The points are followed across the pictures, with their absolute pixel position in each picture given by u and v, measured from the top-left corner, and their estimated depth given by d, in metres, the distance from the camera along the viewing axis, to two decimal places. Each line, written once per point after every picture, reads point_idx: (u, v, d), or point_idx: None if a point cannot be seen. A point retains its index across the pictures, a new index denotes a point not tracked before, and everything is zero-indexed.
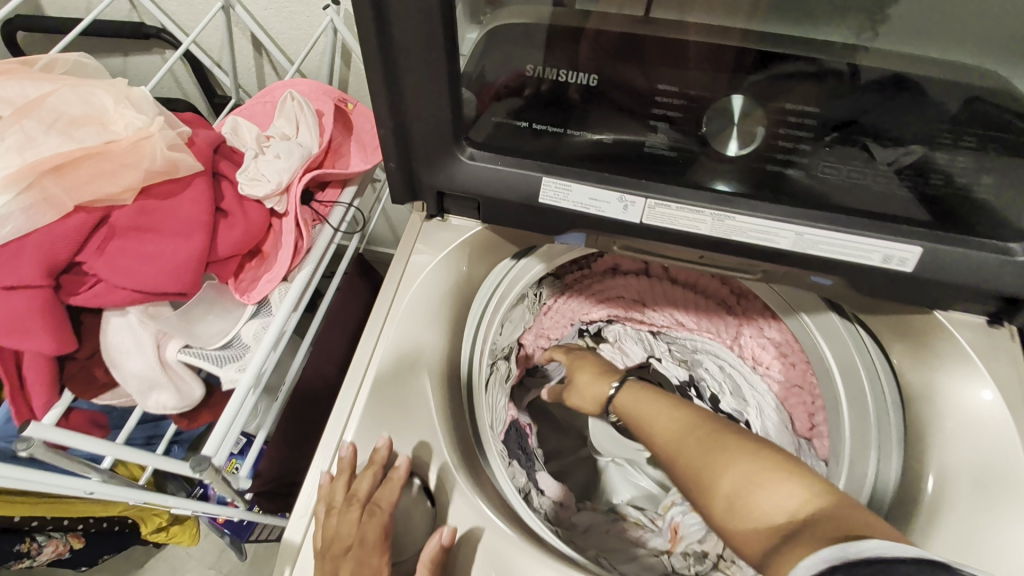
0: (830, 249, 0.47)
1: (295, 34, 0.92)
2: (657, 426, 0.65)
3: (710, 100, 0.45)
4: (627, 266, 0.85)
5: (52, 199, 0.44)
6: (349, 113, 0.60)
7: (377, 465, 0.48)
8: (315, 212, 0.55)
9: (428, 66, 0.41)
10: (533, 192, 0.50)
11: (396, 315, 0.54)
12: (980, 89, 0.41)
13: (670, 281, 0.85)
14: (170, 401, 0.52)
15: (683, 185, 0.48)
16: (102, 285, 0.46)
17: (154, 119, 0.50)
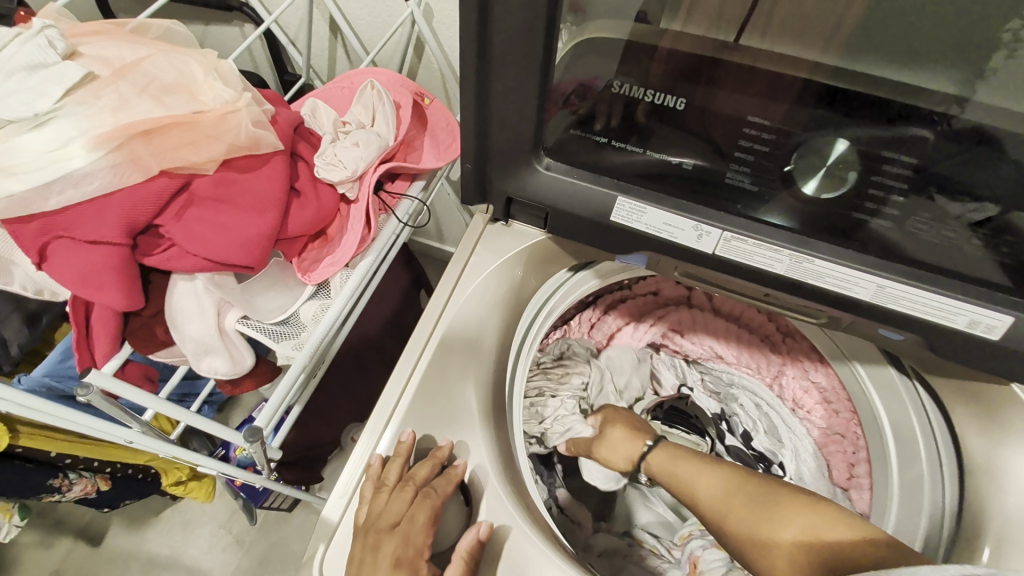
0: (912, 305, 0.45)
1: (373, 21, 0.94)
2: (703, 495, 0.57)
3: (806, 139, 0.42)
4: (668, 291, 0.79)
5: (139, 160, 0.45)
6: (425, 109, 0.61)
7: (438, 457, 0.48)
8: (382, 202, 0.56)
9: (522, 72, 0.40)
10: (605, 210, 0.49)
11: (452, 310, 0.54)
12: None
13: (712, 311, 0.79)
14: (222, 368, 0.54)
15: (763, 220, 0.46)
16: (176, 249, 0.47)
17: (242, 94, 0.51)
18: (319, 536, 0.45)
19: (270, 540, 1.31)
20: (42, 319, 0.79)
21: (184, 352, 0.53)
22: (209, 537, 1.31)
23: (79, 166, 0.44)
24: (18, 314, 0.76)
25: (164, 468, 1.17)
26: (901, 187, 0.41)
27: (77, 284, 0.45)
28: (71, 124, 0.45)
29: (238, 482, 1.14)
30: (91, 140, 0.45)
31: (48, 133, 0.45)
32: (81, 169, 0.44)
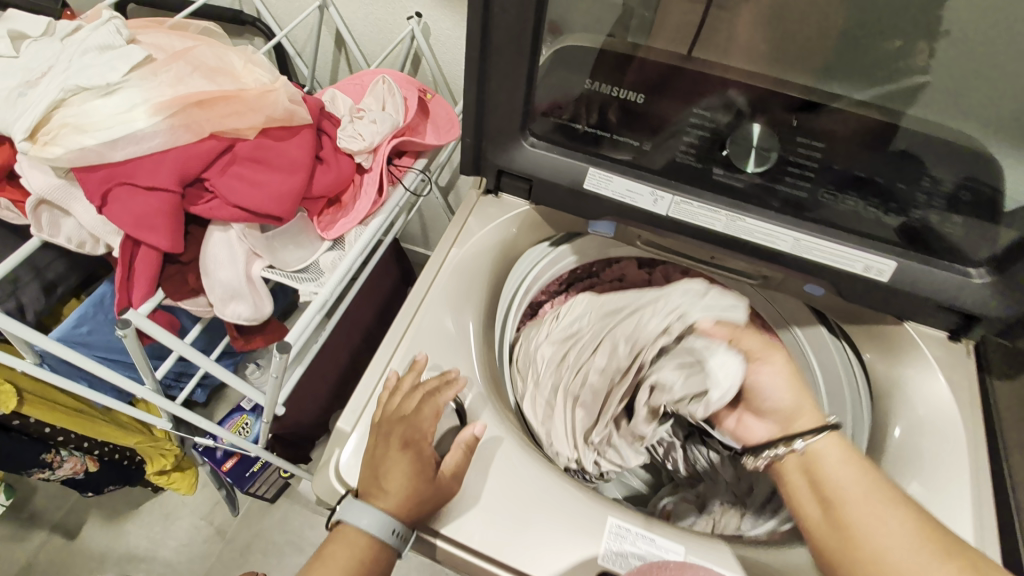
0: (821, 254, 0.56)
1: (377, 37, 1.05)
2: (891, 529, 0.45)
3: (735, 127, 0.54)
4: (632, 276, 0.78)
5: (192, 124, 0.54)
6: (428, 102, 0.71)
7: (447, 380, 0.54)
8: (391, 175, 0.65)
9: (514, 62, 0.52)
10: (579, 178, 0.60)
11: (448, 268, 0.63)
12: (954, 139, 0.49)
13: None
14: (245, 312, 0.61)
15: (705, 186, 0.58)
16: (218, 200, 0.55)
17: (278, 78, 0.61)
18: (335, 444, 0.52)
19: (252, 530, 1.32)
20: (58, 289, 0.85)
21: (212, 297, 0.60)
22: (189, 529, 1.32)
23: (143, 126, 0.53)
24: (36, 282, 0.81)
25: (150, 455, 1.19)
26: (807, 158, 0.53)
27: (132, 225, 0.52)
28: (136, 93, 0.54)
29: (225, 466, 1.18)
30: (153, 106, 0.53)
31: (116, 99, 0.54)
32: (143, 129, 0.53)
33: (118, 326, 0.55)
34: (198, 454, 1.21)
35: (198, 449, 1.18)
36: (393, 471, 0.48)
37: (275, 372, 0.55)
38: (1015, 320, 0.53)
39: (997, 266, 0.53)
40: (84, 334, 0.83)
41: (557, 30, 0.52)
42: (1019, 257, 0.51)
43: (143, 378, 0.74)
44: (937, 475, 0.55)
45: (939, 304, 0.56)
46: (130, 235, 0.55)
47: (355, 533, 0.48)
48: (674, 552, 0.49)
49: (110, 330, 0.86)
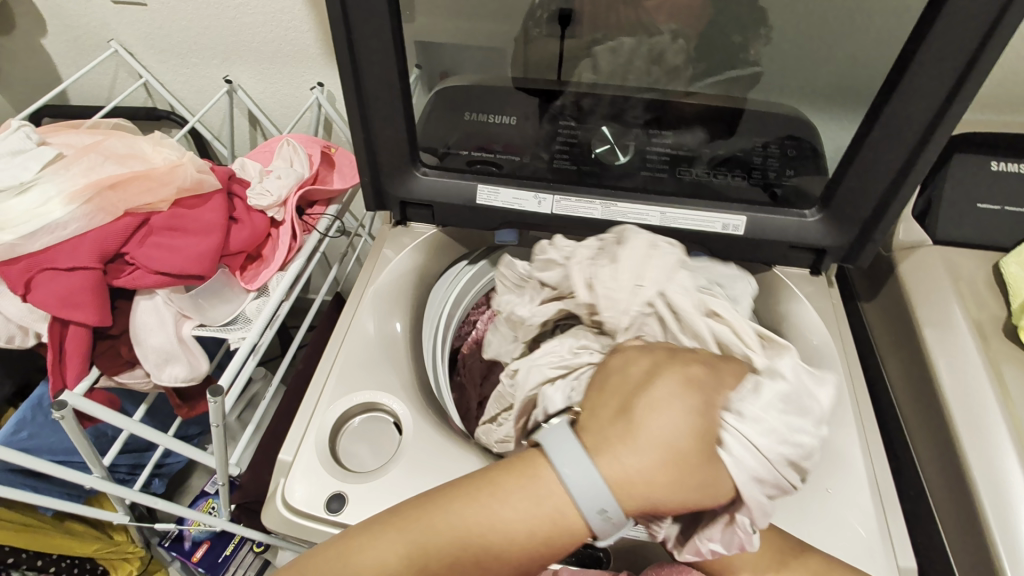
0: (686, 222, 0.66)
1: (286, 110, 1.14)
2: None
3: (590, 132, 0.65)
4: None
5: (106, 206, 0.59)
6: (333, 156, 0.78)
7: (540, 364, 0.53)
8: (305, 224, 0.71)
9: (389, 104, 0.60)
10: (472, 196, 0.68)
11: (368, 297, 0.68)
12: (770, 107, 0.61)
13: None
14: (181, 373, 0.63)
15: (581, 185, 0.67)
16: (139, 270, 0.60)
17: (185, 154, 0.66)
18: (279, 474, 0.55)
19: None
20: None
21: (146, 365, 0.62)
22: None
23: (59, 216, 0.57)
24: None
25: (113, 563, 1.14)
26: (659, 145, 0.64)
27: (57, 306, 0.56)
28: (50, 188, 0.59)
29: (195, 556, 1.13)
30: (67, 196, 0.58)
31: (31, 196, 0.58)
32: (59, 218, 0.57)
33: (53, 408, 0.56)
34: (163, 551, 1.16)
35: (164, 544, 1.14)
36: (661, 411, 0.39)
37: (214, 419, 0.57)
38: (850, 243, 0.64)
39: (824, 202, 0.63)
40: (24, 439, 0.82)
41: (446, 76, 0.65)
42: (836, 189, 0.61)
43: (89, 466, 0.74)
44: None
45: (790, 244, 0.66)
46: (56, 317, 0.57)
47: (559, 492, 0.39)
48: None
49: (52, 432, 0.85)
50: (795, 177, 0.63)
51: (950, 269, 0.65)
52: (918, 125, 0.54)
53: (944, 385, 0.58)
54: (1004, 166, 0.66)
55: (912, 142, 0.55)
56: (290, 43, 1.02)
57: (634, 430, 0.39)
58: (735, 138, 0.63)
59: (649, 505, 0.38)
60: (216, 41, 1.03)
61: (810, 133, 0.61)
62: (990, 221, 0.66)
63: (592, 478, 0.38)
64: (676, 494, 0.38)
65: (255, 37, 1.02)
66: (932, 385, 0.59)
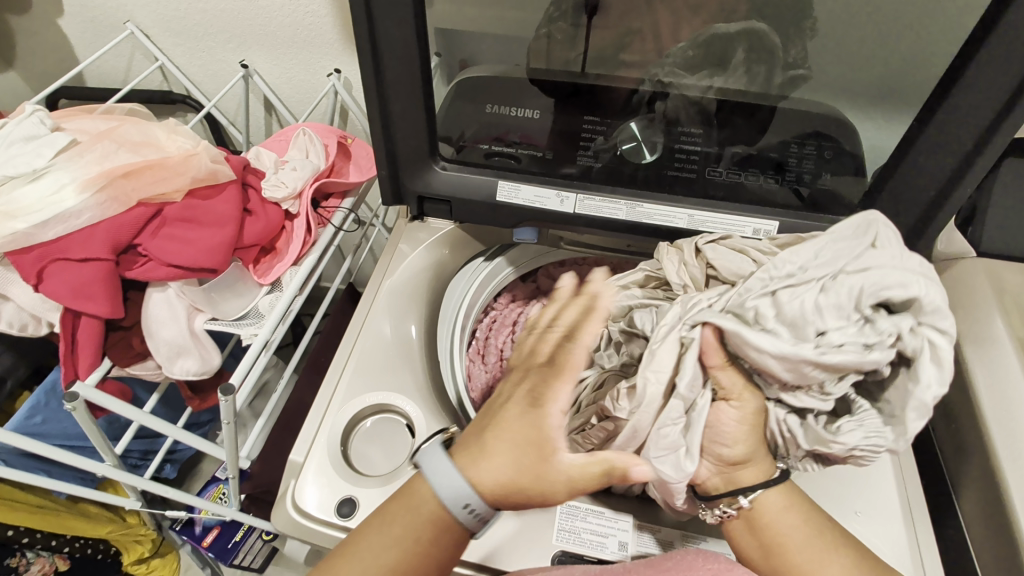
0: (715, 226, 0.63)
1: (302, 96, 1.11)
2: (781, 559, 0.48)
3: (618, 128, 0.62)
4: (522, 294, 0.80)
5: (120, 195, 0.58)
6: (349, 146, 0.76)
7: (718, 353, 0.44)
8: (320, 217, 0.69)
9: (409, 96, 0.58)
10: (492, 192, 0.66)
11: (383, 294, 0.67)
12: (811, 106, 0.58)
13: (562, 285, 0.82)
14: (193, 367, 0.62)
15: (606, 184, 0.64)
16: (152, 262, 0.58)
17: (199, 143, 0.65)
18: (290, 475, 0.54)
19: None
20: (7, 384, 0.83)
21: (158, 357, 0.61)
22: None
23: (72, 204, 0.56)
24: None
25: (125, 545, 1.15)
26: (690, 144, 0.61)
27: (69, 297, 0.55)
28: (63, 175, 0.58)
29: (206, 541, 1.14)
30: (80, 184, 0.57)
31: (44, 183, 0.57)
32: (72, 207, 0.56)
33: (65, 399, 0.56)
34: (175, 534, 1.17)
35: (176, 528, 1.15)
36: (499, 439, 0.46)
37: (226, 416, 0.56)
38: None
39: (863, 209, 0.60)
40: (38, 424, 0.82)
41: (467, 66, 0.61)
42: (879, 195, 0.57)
43: (102, 454, 0.74)
44: None
45: None
46: (67, 308, 0.57)
47: (431, 498, 0.45)
48: (624, 521, 0.53)
49: (65, 418, 0.85)
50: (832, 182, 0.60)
51: (996, 283, 0.61)
52: (974, 128, 0.50)
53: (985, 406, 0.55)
54: None
55: (965, 147, 0.51)
56: (308, 27, 0.99)
57: (483, 450, 0.46)
58: (771, 138, 0.59)
59: (509, 495, 0.46)
60: (233, 24, 1.01)
61: (853, 134, 0.58)
62: None
63: (449, 475, 0.45)
64: (525, 491, 0.46)
65: (272, 20, 0.99)
66: (972, 406, 0.57)
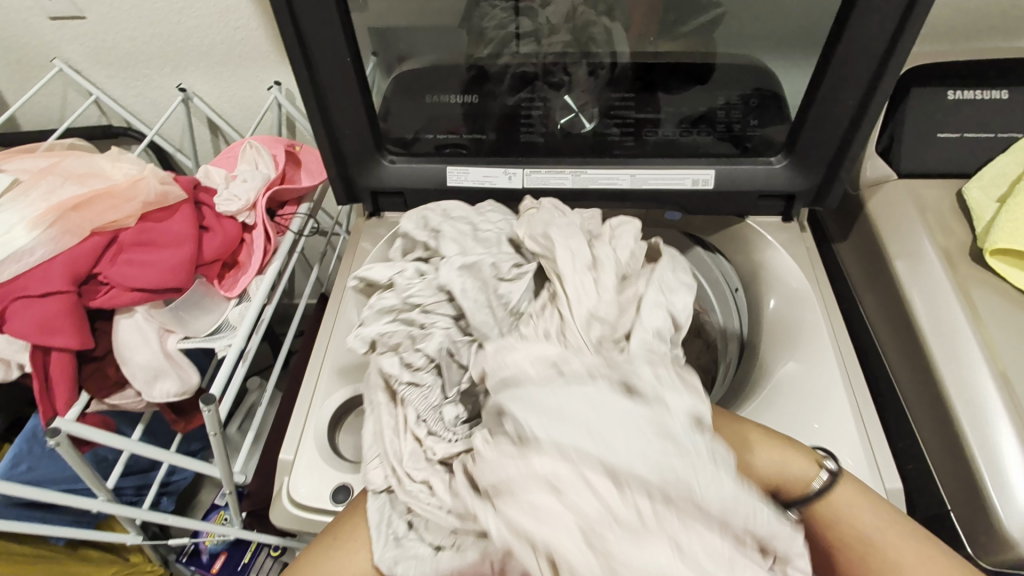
0: (656, 182, 0.66)
1: (245, 113, 1.11)
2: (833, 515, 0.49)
3: (555, 106, 0.65)
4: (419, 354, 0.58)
5: (72, 228, 0.58)
6: (298, 154, 0.77)
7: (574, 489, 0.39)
8: (278, 226, 0.70)
9: (346, 95, 0.60)
10: (442, 178, 0.68)
11: (351, 290, 0.69)
12: (746, 60, 0.61)
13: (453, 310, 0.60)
14: (173, 388, 0.62)
15: (547, 156, 0.67)
16: (114, 289, 0.59)
17: (145, 167, 0.65)
18: (282, 473, 0.56)
19: None
20: None
21: (136, 383, 0.61)
22: None
23: (24, 242, 0.56)
24: None
25: None
26: (626, 110, 0.64)
27: (35, 333, 0.55)
28: (11, 215, 0.58)
29: (214, 568, 1.14)
30: (30, 222, 0.57)
31: None
32: (26, 245, 0.56)
33: (46, 436, 0.56)
34: (182, 567, 1.16)
35: (182, 559, 1.14)
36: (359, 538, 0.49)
37: (210, 428, 0.57)
38: (817, 187, 0.65)
39: (789, 148, 0.64)
40: (25, 472, 0.81)
41: (404, 59, 0.63)
42: (800, 133, 0.62)
43: (93, 489, 0.74)
44: (805, 332, 0.64)
45: (760, 194, 0.67)
46: (36, 346, 0.57)
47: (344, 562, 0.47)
48: None
49: (50, 463, 0.84)
50: (756, 107, 0.63)
51: (918, 202, 0.64)
52: (877, 51, 0.54)
53: (916, 308, 0.59)
54: (960, 94, 0.65)
55: (871, 69, 0.55)
56: (240, 42, 0.99)
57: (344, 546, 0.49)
58: (706, 92, 0.63)
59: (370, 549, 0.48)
60: (164, 48, 1.00)
61: (772, 80, 0.62)
62: (951, 150, 0.66)
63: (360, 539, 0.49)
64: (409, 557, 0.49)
65: (203, 40, 0.99)
66: (905, 311, 0.60)
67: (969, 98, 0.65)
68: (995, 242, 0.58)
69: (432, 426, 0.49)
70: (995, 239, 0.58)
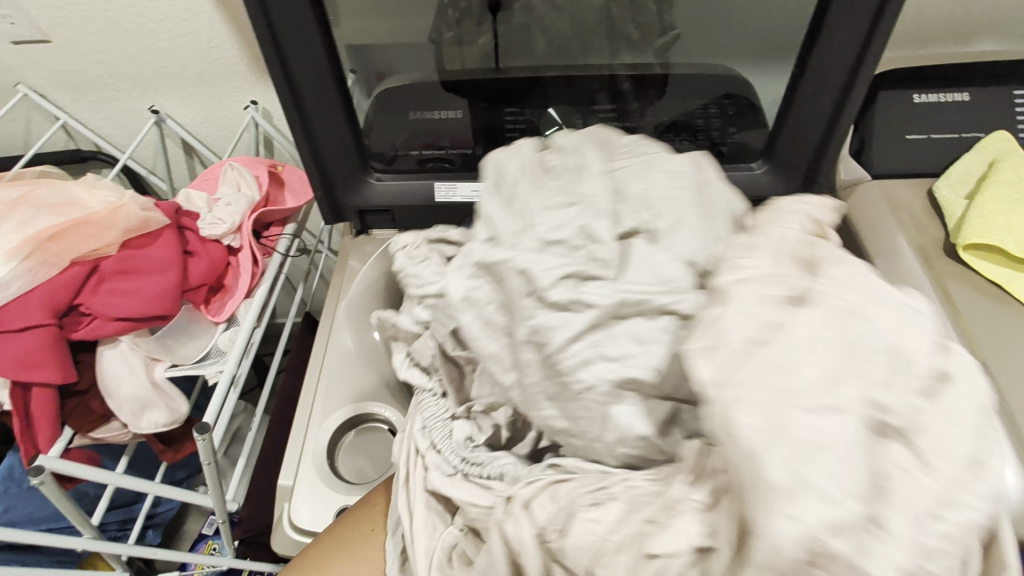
0: None
1: (221, 134, 1.09)
2: None
3: (539, 118, 0.66)
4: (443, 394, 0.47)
5: (50, 259, 0.57)
6: (281, 174, 0.76)
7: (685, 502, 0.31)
8: (265, 247, 0.70)
9: (331, 115, 0.60)
10: (430, 194, 0.68)
11: (341, 311, 0.68)
12: (719, 70, 0.65)
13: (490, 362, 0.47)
14: (161, 419, 0.61)
15: None
16: (97, 320, 0.58)
17: (124, 193, 0.64)
18: (282, 499, 0.56)
19: None
20: None
21: (122, 415, 0.60)
22: None
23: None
24: None
25: None
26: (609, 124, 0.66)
27: (15, 369, 0.53)
28: None
29: None
30: (5, 254, 0.56)
31: None
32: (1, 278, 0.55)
33: (29, 475, 0.54)
34: None
35: None
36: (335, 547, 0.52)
37: (204, 458, 0.55)
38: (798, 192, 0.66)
39: (767, 153, 0.66)
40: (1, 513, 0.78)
41: (384, 77, 0.64)
42: (778, 139, 0.64)
43: (76, 528, 0.71)
44: None
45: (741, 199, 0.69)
46: (15, 382, 0.55)
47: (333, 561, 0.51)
48: None
49: (28, 502, 0.81)
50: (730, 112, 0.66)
51: (891, 202, 0.67)
52: (847, 60, 0.55)
53: None
54: (924, 98, 0.69)
55: (844, 74, 0.56)
56: (214, 63, 0.98)
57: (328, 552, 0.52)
58: (679, 102, 0.66)
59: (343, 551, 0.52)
60: (134, 70, 0.99)
61: (747, 88, 0.65)
62: (919, 150, 0.69)
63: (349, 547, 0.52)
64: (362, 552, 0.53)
65: (176, 62, 0.97)
66: None
67: (932, 101, 0.69)
68: (967, 238, 0.60)
69: (438, 441, 0.46)
70: (966, 235, 0.60)
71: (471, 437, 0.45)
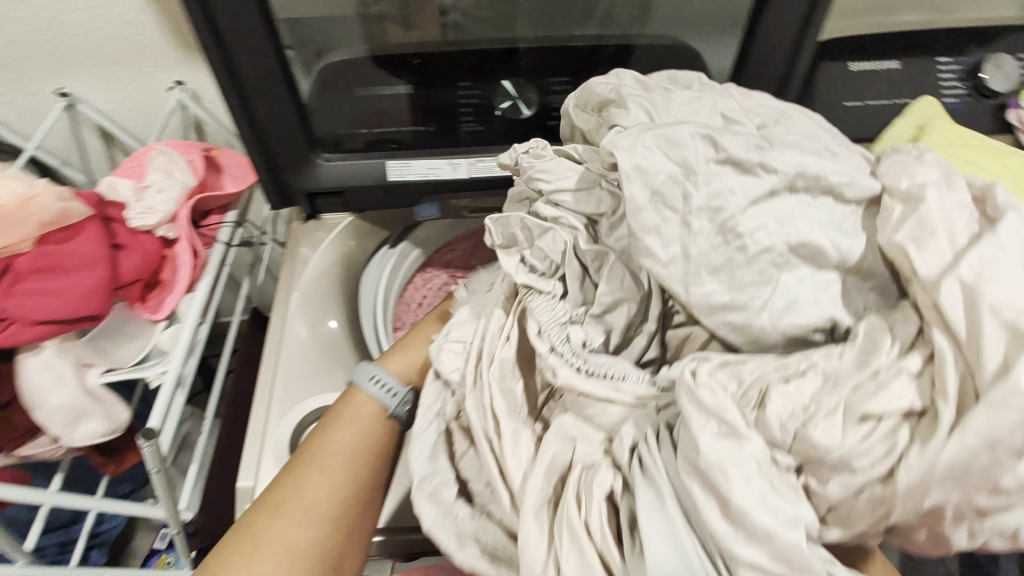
0: None
1: (144, 118, 1.00)
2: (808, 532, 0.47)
3: (493, 91, 0.65)
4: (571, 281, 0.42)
5: None
6: (217, 158, 0.70)
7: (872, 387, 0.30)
8: (204, 238, 0.65)
9: (271, 89, 0.55)
10: (383, 173, 0.65)
11: (295, 299, 0.65)
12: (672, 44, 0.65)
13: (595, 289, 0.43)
14: (99, 428, 0.56)
15: (491, 144, 0.66)
16: (14, 324, 0.52)
17: (35, 181, 0.57)
18: (244, 501, 0.53)
19: None
20: None
21: (53, 428, 0.54)
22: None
23: None
24: None
25: None
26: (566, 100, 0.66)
27: None
28: None
29: None
30: None
31: None
32: None
33: None
34: None
35: None
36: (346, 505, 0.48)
37: (152, 466, 0.52)
38: None
39: None
40: None
41: (322, 53, 0.60)
42: None
43: (7, 555, 0.64)
44: None
45: None
46: None
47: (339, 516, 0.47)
48: None
49: None
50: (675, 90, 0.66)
51: None
52: (794, 28, 0.57)
53: None
54: (860, 66, 0.72)
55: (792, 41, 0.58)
56: (131, 39, 0.89)
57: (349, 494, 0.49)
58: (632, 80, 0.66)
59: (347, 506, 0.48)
60: (35, 48, 0.88)
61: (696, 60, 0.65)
62: (856, 117, 0.73)
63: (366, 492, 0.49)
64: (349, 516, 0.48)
65: (85, 37, 0.88)
66: None
67: (867, 70, 0.72)
68: None
69: (557, 344, 0.39)
70: None
71: (586, 341, 0.40)
